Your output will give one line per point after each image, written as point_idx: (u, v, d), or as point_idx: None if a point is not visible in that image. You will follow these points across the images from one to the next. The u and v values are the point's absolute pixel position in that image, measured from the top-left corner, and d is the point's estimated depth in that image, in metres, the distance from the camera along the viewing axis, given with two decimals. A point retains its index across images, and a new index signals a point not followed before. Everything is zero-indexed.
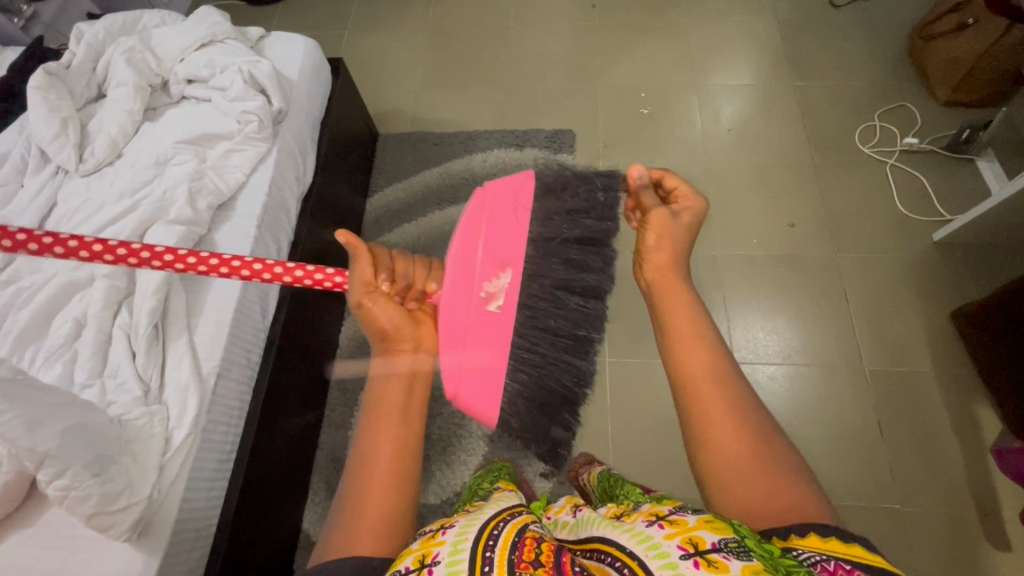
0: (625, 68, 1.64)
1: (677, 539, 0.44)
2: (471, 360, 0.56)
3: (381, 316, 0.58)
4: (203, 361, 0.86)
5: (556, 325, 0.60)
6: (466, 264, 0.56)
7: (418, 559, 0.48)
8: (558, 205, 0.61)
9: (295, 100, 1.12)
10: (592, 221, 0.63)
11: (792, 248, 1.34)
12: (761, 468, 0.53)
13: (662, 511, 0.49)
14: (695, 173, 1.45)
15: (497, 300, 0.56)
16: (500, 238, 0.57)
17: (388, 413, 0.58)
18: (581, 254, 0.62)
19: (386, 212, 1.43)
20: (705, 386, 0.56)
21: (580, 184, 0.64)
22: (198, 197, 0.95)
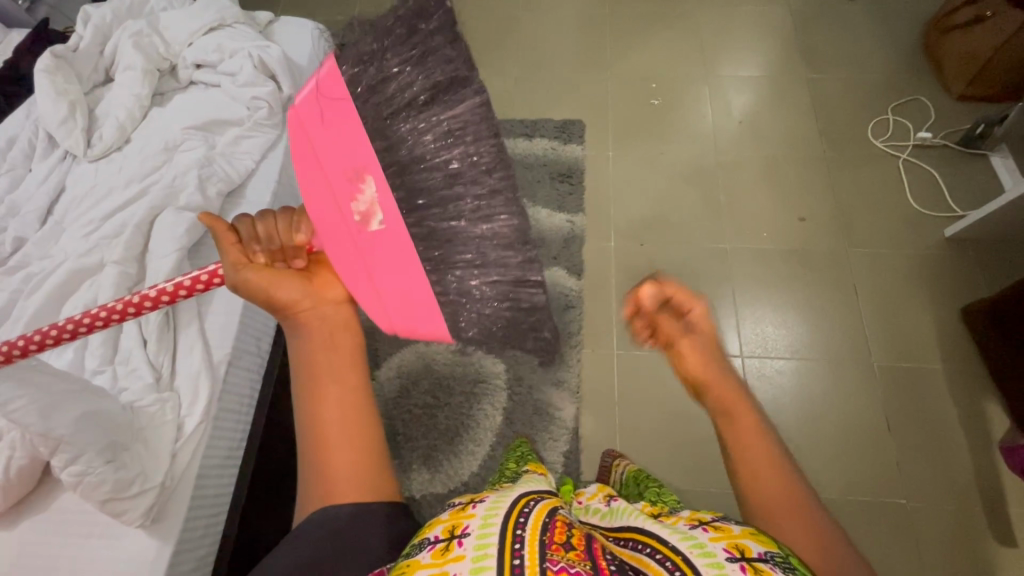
0: (636, 57, 1.62)
1: (722, 542, 0.46)
2: (385, 279, 0.52)
3: (272, 289, 0.57)
4: (214, 349, 0.85)
5: (454, 206, 0.52)
6: (324, 190, 0.51)
7: (449, 529, 0.49)
8: (382, 71, 0.49)
9: (304, 87, 1.10)
10: (436, 63, 0.51)
11: (802, 241, 1.33)
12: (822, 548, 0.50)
13: (706, 518, 0.52)
14: (704, 165, 1.44)
15: (375, 216, 0.50)
16: (339, 147, 0.50)
17: (319, 363, 0.56)
18: (444, 113, 0.52)
19: None
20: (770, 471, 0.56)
21: (401, 33, 0.50)
22: (208, 184, 0.94)
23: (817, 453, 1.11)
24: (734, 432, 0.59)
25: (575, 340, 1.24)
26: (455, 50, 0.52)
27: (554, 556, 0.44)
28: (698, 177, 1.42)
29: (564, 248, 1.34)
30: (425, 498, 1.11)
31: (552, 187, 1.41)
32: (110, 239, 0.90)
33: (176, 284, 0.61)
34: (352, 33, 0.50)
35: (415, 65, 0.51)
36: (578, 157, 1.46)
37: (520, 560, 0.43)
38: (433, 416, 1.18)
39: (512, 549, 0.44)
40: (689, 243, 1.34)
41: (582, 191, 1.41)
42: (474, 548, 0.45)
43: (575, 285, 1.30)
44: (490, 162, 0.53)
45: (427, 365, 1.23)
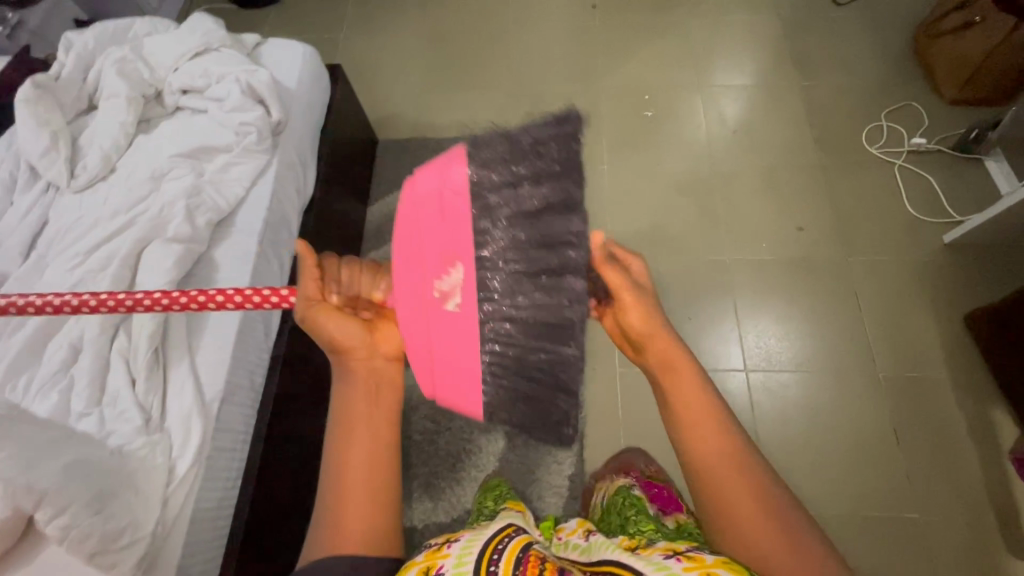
0: (628, 69, 1.62)
1: (695, 571, 0.49)
2: (442, 357, 0.49)
3: (331, 328, 0.57)
4: (206, 386, 0.82)
5: (528, 313, 0.49)
6: (411, 262, 0.48)
7: (423, 571, 0.52)
8: (501, 176, 0.49)
9: (293, 111, 1.07)
10: (551, 184, 0.50)
11: (800, 251, 1.32)
12: (760, 507, 0.56)
13: (680, 548, 0.55)
14: (700, 176, 1.43)
15: (454, 298, 0.48)
16: (442, 228, 0.48)
17: (356, 417, 0.58)
18: (540, 229, 0.50)
19: (388, 222, 1.43)
20: (711, 443, 0.59)
21: (526, 148, 0.50)
22: (197, 214, 0.92)
23: (827, 466, 1.09)
24: (677, 385, 0.62)
25: None
26: (573, 171, 0.51)
27: None
28: (694, 188, 1.41)
29: None
30: (426, 528, 1.08)
31: None
32: (95, 273, 0.87)
33: (227, 295, 0.57)
34: (487, 135, 0.51)
35: (532, 182, 0.50)
36: None
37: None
38: (434, 445, 1.15)
39: None
40: (689, 257, 1.33)
41: None
42: None
43: None
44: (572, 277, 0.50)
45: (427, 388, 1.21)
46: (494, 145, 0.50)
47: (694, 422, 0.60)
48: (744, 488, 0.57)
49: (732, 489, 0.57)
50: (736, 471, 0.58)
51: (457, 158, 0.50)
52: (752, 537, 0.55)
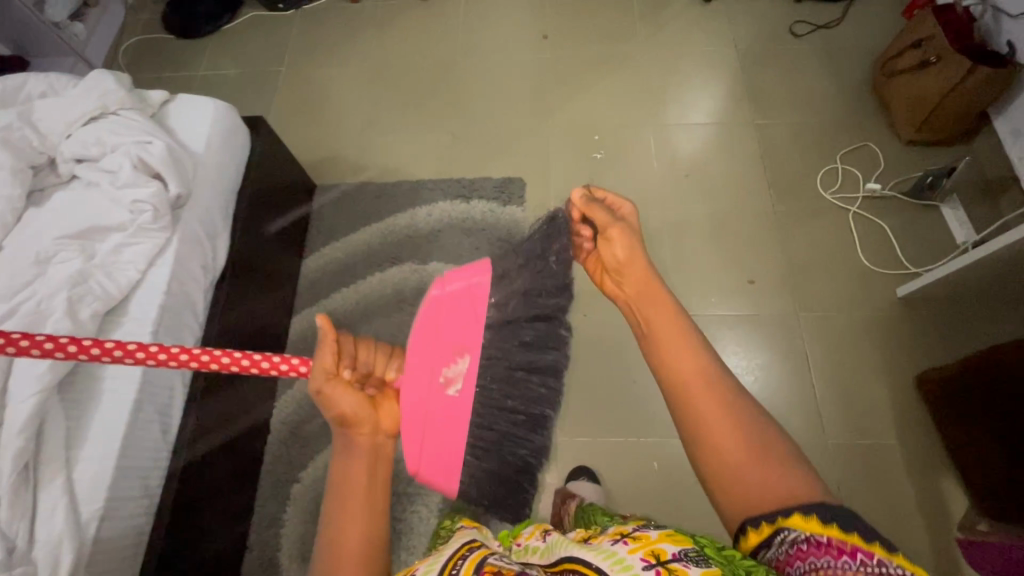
0: (579, 106, 1.55)
1: (639, 552, 0.49)
2: (433, 437, 0.55)
3: (342, 402, 0.56)
4: (83, 504, 0.76)
5: (514, 404, 0.58)
6: (426, 351, 0.54)
7: None
8: (513, 287, 0.59)
9: (199, 180, 1.01)
10: (551, 295, 0.62)
11: (750, 305, 1.27)
12: (734, 422, 0.57)
13: (626, 531, 0.54)
14: (650, 224, 1.37)
15: (456, 384, 0.55)
16: (457, 325, 0.56)
17: (352, 488, 0.58)
18: (535, 333, 0.60)
19: (324, 275, 1.36)
20: (683, 355, 0.61)
21: (539, 263, 0.62)
22: (81, 304, 0.84)
23: None
24: (653, 310, 0.66)
25: None
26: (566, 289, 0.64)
27: None
28: (643, 238, 1.36)
29: None
30: None
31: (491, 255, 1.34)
32: None
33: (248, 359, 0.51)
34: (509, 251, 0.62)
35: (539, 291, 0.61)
36: (517, 220, 1.39)
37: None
38: None
39: None
40: None
41: None
42: None
43: None
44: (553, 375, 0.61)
45: None
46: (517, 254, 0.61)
47: (671, 346, 0.62)
48: (719, 409, 0.57)
49: (709, 415, 0.57)
50: (711, 399, 0.58)
51: (483, 266, 0.59)
52: (730, 460, 0.55)
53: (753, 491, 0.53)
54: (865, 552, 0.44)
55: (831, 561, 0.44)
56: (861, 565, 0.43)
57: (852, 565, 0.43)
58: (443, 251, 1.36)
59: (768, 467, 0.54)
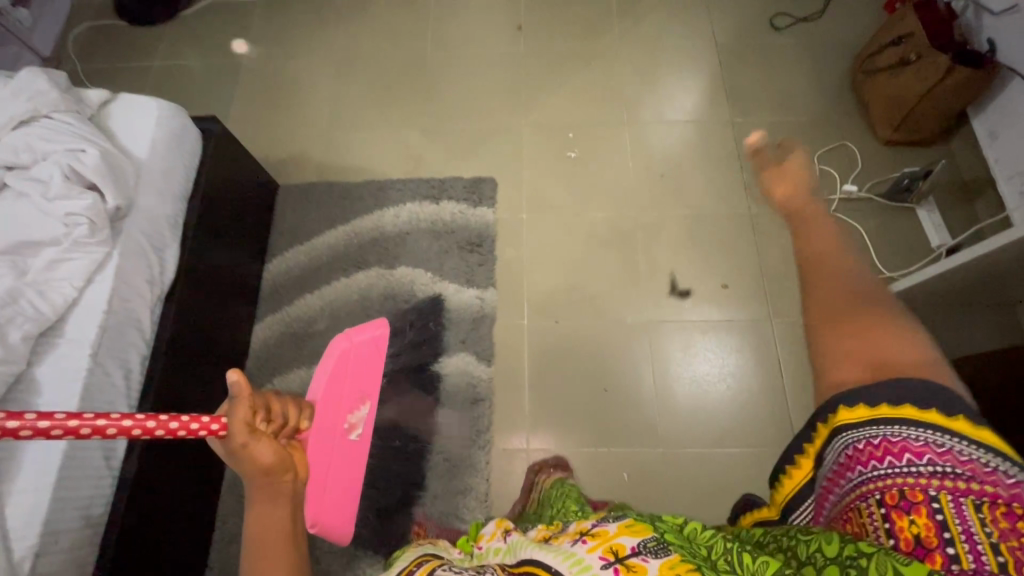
0: (554, 102, 1.50)
1: (599, 549, 0.45)
2: (336, 469, 0.86)
3: (264, 453, 0.58)
4: (16, 539, 0.72)
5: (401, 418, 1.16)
6: (333, 408, 0.85)
7: None
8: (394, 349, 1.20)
9: (143, 189, 0.95)
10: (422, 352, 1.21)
11: (723, 310, 1.25)
12: (865, 303, 0.54)
13: (586, 527, 0.50)
14: (624, 226, 1.34)
15: (354, 429, 0.91)
16: (362, 378, 0.94)
17: (271, 537, 0.52)
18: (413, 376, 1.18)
19: (287, 280, 1.31)
20: (825, 247, 0.60)
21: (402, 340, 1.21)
22: (10, 327, 0.78)
23: None
24: (804, 223, 0.66)
25: (483, 438, 1.14)
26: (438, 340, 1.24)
27: None
28: (616, 240, 1.33)
29: (473, 330, 1.23)
30: None
31: (460, 260, 1.30)
32: None
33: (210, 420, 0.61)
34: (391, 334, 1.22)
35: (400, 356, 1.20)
36: (488, 222, 1.35)
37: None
38: (326, 538, 1.08)
39: None
40: (609, 321, 1.25)
41: (493, 260, 1.31)
42: None
43: (484, 373, 1.20)
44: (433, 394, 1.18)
45: None
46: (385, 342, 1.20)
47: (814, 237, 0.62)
48: (847, 292, 0.55)
49: (837, 294, 0.55)
50: (852, 285, 0.56)
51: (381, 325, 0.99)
52: (859, 323, 0.52)
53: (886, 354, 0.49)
54: (942, 436, 0.43)
55: (864, 472, 0.44)
56: (891, 466, 0.43)
57: (884, 469, 0.43)
58: (410, 255, 1.32)
59: (898, 337, 0.51)
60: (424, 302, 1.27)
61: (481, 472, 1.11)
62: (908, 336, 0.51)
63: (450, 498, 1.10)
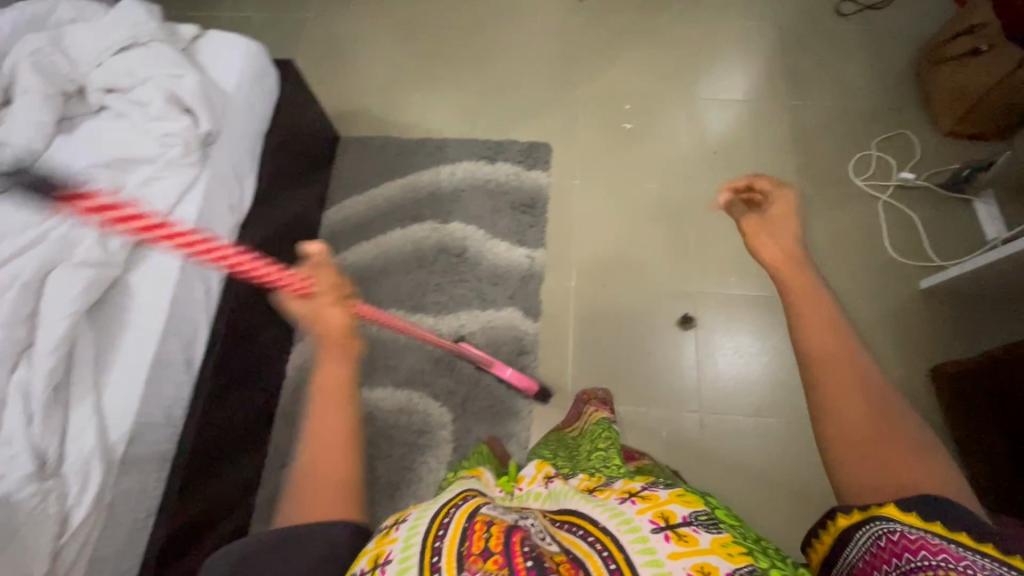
0: (611, 74, 1.52)
1: (647, 514, 0.49)
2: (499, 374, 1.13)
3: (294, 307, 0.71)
4: (112, 427, 0.78)
5: (444, 366, 1.21)
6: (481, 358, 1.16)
7: (372, 560, 0.48)
8: (423, 292, 1.28)
9: (230, 118, 0.99)
10: (456, 296, 1.28)
11: (768, 287, 1.26)
12: (875, 411, 0.53)
13: (635, 489, 0.55)
14: (675, 199, 1.36)
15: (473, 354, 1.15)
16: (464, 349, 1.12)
17: (329, 389, 0.62)
18: (450, 324, 1.25)
19: (344, 226, 1.36)
20: (825, 336, 0.57)
21: (430, 286, 1.29)
22: (111, 234, 0.85)
23: (767, 523, 1.08)
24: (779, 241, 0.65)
25: (527, 388, 1.18)
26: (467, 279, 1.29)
27: (470, 565, 0.44)
28: (666, 212, 1.35)
29: (522, 288, 1.27)
30: None
31: (512, 220, 1.34)
32: None
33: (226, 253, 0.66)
34: (417, 280, 1.30)
35: (431, 305, 1.27)
36: (541, 186, 1.37)
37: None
38: (374, 468, 1.13)
39: (430, 561, 0.45)
40: (654, 289, 1.27)
41: (544, 222, 1.34)
42: (397, 564, 0.46)
43: (530, 328, 1.24)
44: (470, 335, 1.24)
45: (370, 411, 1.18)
46: (411, 288, 1.29)
47: (801, 291, 0.60)
48: (855, 378, 0.55)
49: (846, 398, 0.54)
50: (858, 381, 0.54)
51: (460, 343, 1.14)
52: (876, 448, 0.51)
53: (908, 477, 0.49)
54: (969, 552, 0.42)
55: (897, 565, 0.43)
56: (941, 562, 0.41)
57: (917, 562, 0.42)
58: (464, 213, 1.36)
59: (921, 465, 0.50)
60: (476, 257, 1.31)
61: (523, 421, 1.15)
62: (927, 455, 0.51)
63: None
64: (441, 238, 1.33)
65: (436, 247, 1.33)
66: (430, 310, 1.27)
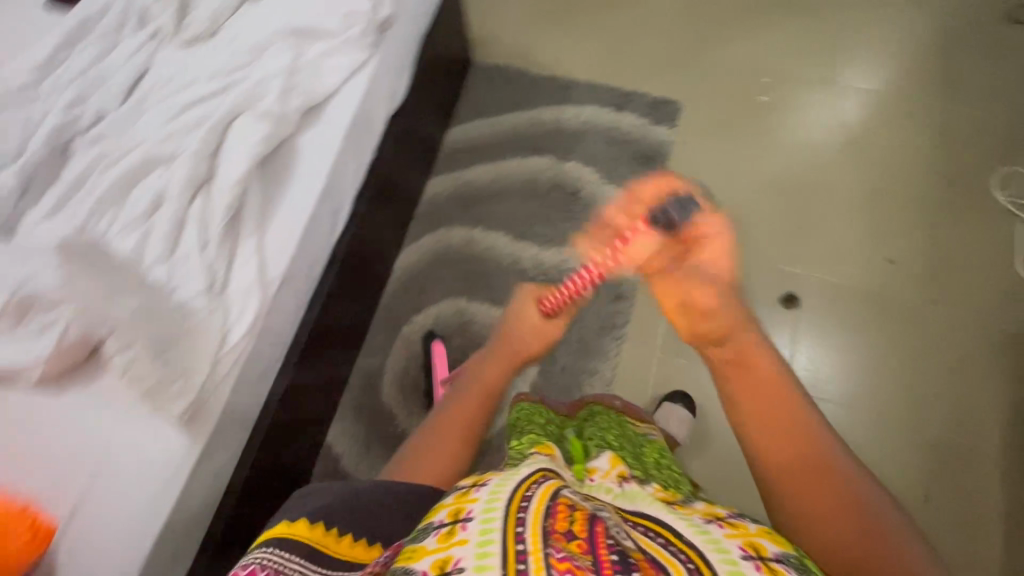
0: (753, 44, 1.48)
1: (737, 540, 0.45)
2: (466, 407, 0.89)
3: (529, 314, 0.77)
4: (269, 266, 0.85)
5: (549, 295, 1.24)
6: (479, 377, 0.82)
7: (452, 514, 0.46)
8: (533, 220, 1.31)
9: (402, 11, 1.03)
10: (564, 229, 1.30)
11: (880, 284, 1.23)
12: (830, 482, 0.52)
13: (720, 514, 0.50)
14: (797, 179, 1.33)
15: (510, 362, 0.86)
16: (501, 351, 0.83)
17: (481, 387, 0.74)
18: (555, 255, 1.28)
19: (465, 147, 1.40)
20: (765, 414, 0.56)
21: (542, 214, 1.32)
22: (290, 95, 0.91)
23: None
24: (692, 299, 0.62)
25: (618, 331, 1.20)
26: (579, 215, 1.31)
27: (556, 545, 0.41)
28: (786, 191, 1.32)
29: None
30: None
31: (630, 169, 1.35)
32: (188, 131, 0.89)
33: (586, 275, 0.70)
34: (530, 208, 1.33)
35: (539, 235, 1.30)
36: (663, 142, 1.37)
37: (525, 565, 0.40)
38: None
39: (514, 544, 0.41)
40: (761, 264, 1.26)
41: (661, 177, 1.34)
42: (478, 533, 0.43)
43: (631, 277, 1.25)
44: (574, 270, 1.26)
45: (466, 322, 1.23)
46: (525, 213, 1.32)
47: (753, 367, 0.58)
48: (811, 461, 0.53)
49: (778, 448, 0.55)
50: (804, 441, 0.54)
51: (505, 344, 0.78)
52: (827, 503, 0.51)
53: (878, 568, 0.48)
54: None
55: None
56: None
57: None
58: (583, 154, 1.37)
59: (859, 508, 0.51)
60: (588, 198, 1.33)
61: (609, 360, 1.19)
62: (867, 501, 0.51)
63: (577, 372, 1.17)
64: (559, 173, 1.36)
65: (551, 181, 1.35)
66: (535, 240, 1.30)
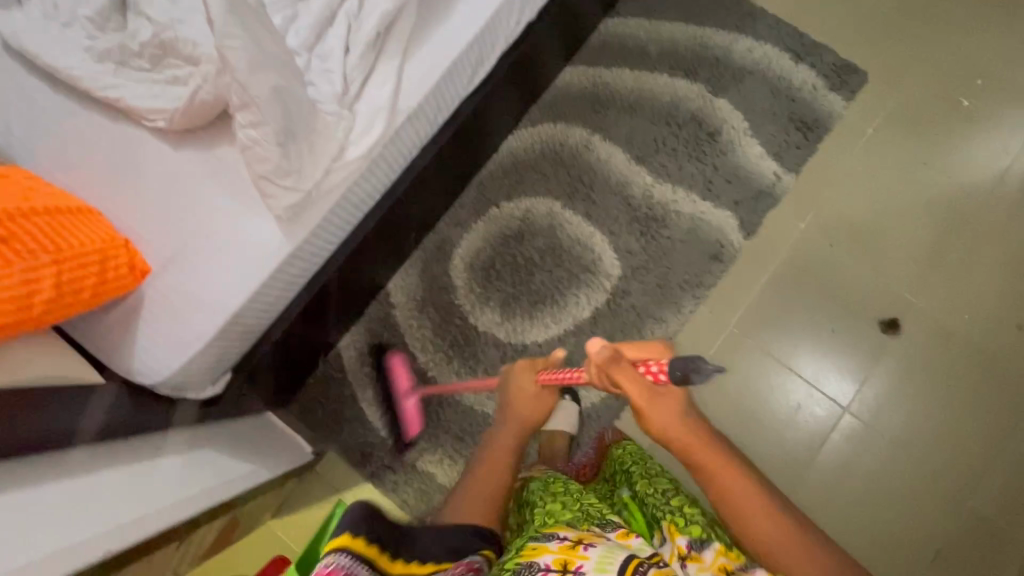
0: (984, 36, 1.24)
1: None
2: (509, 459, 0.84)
3: (527, 391, 0.85)
4: (403, 95, 0.80)
5: (645, 228, 1.17)
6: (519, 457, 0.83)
7: (561, 563, 0.55)
8: (658, 147, 1.21)
9: None
10: (687, 168, 1.20)
11: (996, 346, 1.11)
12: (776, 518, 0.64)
13: None
14: (959, 206, 1.17)
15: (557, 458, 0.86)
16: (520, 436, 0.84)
17: (495, 457, 0.79)
18: (666, 191, 1.19)
19: (616, 45, 1.27)
20: (722, 469, 0.68)
21: (668, 144, 1.21)
22: None
23: (844, 535, 1.05)
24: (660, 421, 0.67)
25: (701, 291, 1.14)
26: (708, 160, 1.20)
27: None
28: (940, 213, 1.17)
29: (752, 199, 1.18)
30: (481, 334, 1.14)
31: (782, 131, 1.20)
32: None
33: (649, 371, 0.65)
34: (661, 134, 1.22)
35: (658, 164, 1.20)
36: (830, 113, 1.21)
37: None
38: (531, 274, 1.16)
39: None
40: (877, 279, 1.15)
41: (811, 151, 1.20)
42: None
43: (737, 242, 1.16)
44: (680, 212, 1.18)
45: (553, 226, 1.18)
46: (652, 135, 1.22)
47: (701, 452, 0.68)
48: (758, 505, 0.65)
49: (734, 485, 0.66)
50: (749, 485, 0.67)
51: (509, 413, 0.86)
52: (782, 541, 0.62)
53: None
54: None
55: None
56: None
57: None
58: (738, 96, 1.23)
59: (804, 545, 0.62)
60: (725, 145, 1.20)
61: (680, 315, 1.13)
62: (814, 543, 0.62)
63: (644, 314, 1.13)
64: (703, 108, 1.23)
65: (692, 113, 1.23)
66: (652, 170, 1.20)
